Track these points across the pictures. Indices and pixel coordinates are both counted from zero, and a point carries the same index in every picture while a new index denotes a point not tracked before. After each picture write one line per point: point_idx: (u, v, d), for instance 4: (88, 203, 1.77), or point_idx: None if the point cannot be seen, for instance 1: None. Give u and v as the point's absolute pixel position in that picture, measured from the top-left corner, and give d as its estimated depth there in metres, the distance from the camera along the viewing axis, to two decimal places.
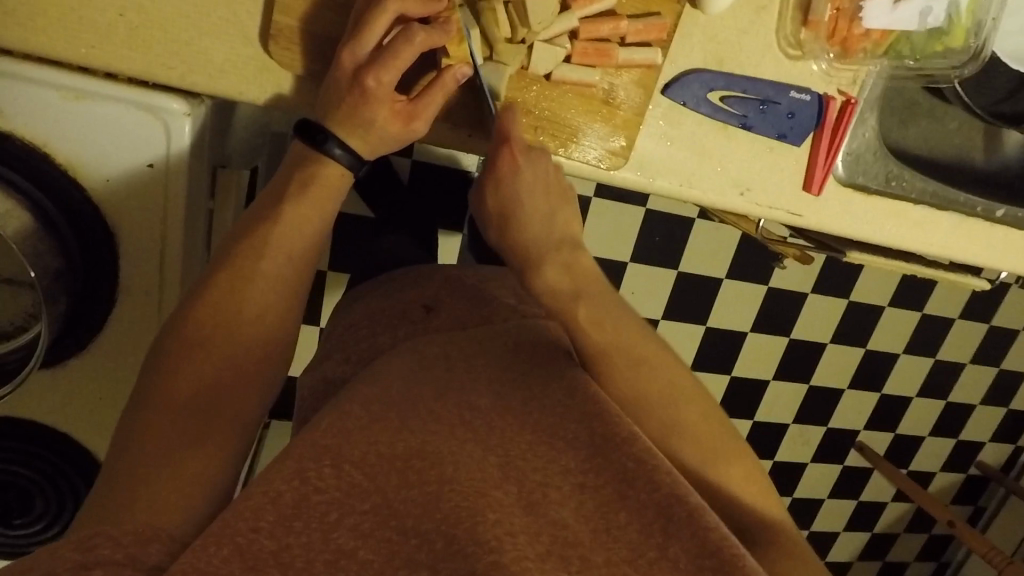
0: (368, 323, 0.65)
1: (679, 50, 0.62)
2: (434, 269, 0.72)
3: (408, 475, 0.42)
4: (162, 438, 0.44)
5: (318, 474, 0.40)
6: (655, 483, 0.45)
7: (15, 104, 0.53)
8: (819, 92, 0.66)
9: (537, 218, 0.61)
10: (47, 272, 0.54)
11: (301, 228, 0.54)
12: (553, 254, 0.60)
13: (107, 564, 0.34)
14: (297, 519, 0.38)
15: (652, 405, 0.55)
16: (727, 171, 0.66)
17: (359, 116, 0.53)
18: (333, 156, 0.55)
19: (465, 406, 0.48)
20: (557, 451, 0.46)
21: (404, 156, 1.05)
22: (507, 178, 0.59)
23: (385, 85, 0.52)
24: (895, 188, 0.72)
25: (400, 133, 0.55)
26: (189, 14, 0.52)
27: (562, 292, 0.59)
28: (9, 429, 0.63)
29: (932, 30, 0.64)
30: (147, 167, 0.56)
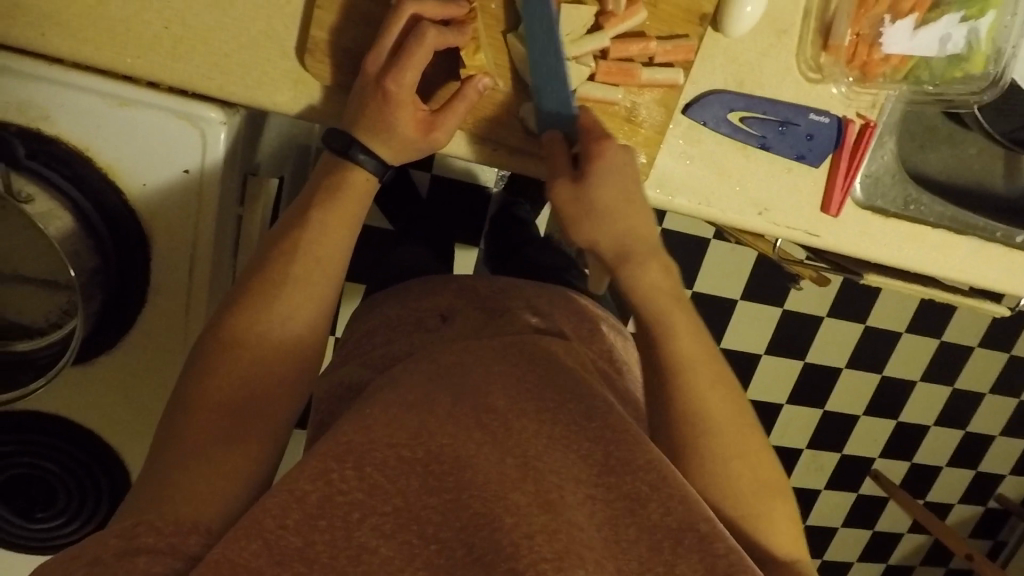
0: (387, 331, 0.67)
1: (699, 71, 0.63)
2: (454, 281, 0.73)
3: (428, 481, 0.43)
4: (197, 438, 0.47)
5: (341, 477, 0.42)
6: (667, 504, 0.45)
7: (62, 110, 0.56)
8: (839, 115, 0.67)
9: (637, 216, 0.57)
10: (84, 271, 0.56)
11: (325, 237, 0.55)
12: (657, 255, 0.58)
13: (151, 550, 0.39)
14: (322, 518, 0.40)
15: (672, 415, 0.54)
16: (746, 191, 0.67)
17: (384, 124, 0.55)
18: (360, 163, 0.56)
19: (483, 409, 0.48)
20: (569, 462, 0.47)
21: (424, 170, 1.07)
22: (616, 168, 0.57)
23: (406, 87, 0.54)
24: (912, 211, 0.72)
25: (423, 143, 0.57)
26: (230, 28, 0.55)
27: (664, 294, 0.57)
28: (36, 423, 0.65)
29: (951, 56, 0.65)
30: (182, 172, 0.58)
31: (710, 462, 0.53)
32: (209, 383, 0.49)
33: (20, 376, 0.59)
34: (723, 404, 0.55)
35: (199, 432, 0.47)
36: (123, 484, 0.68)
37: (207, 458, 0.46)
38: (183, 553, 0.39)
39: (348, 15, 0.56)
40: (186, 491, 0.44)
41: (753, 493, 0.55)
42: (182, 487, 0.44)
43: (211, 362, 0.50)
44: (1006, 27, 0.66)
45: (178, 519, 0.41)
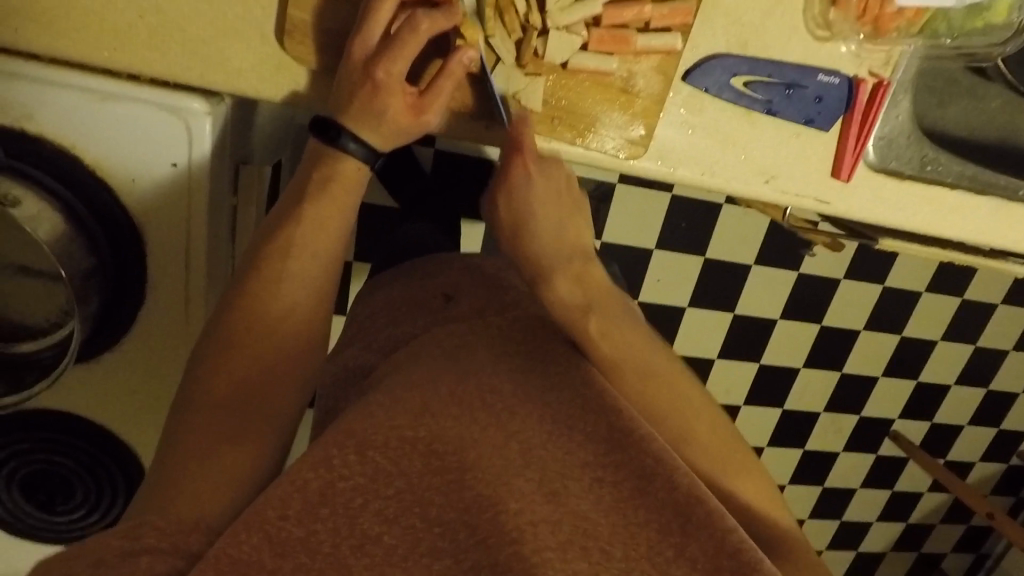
0: (389, 313, 0.66)
1: (700, 34, 0.59)
2: (455, 258, 0.72)
3: (430, 462, 0.43)
4: (194, 432, 0.47)
5: (342, 462, 0.42)
6: (672, 480, 0.45)
7: (44, 108, 0.54)
8: (848, 74, 0.63)
9: (543, 231, 0.59)
10: (79, 271, 0.55)
11: (318, 233, 0.55)
12: (566, 266, 0.58)
13: (151, 550, 0.38)
14: (323, 507, 0.40)
15: (660, 388, 0.55)
16: (753, 159, 0.65)
17: (373, 111, 0.53)
18: (349, 151, 0.55)
19: (489, 394, 0.48)
20: (577, 444, 0.47)
21: (426, 147, 1.05)
22: (516, 186, 0.59)
23: (396, 76, 0.52)
24: (929, 172, 0.69)
25: (414, 127, 0.55)
26: (208, 14, 0.53)
27: (575, 305, 0.57)
28: (46, 420, 0.66)
29: (971, 6, 0.61)
30: (171, 166, 0.57)
31: (692, 432, 0.54)
32: (206, 377, 0.49)
33: (26, 377, 0.60)
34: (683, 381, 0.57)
35: (200, 428, 0.47)
36: (137, 472, 0.69)
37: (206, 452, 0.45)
38: (184, 551, 0.38)
39: None
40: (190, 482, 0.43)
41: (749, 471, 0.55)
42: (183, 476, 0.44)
43: (213, 352, 0.50)
44: None
45: (183, 516, 0.41)
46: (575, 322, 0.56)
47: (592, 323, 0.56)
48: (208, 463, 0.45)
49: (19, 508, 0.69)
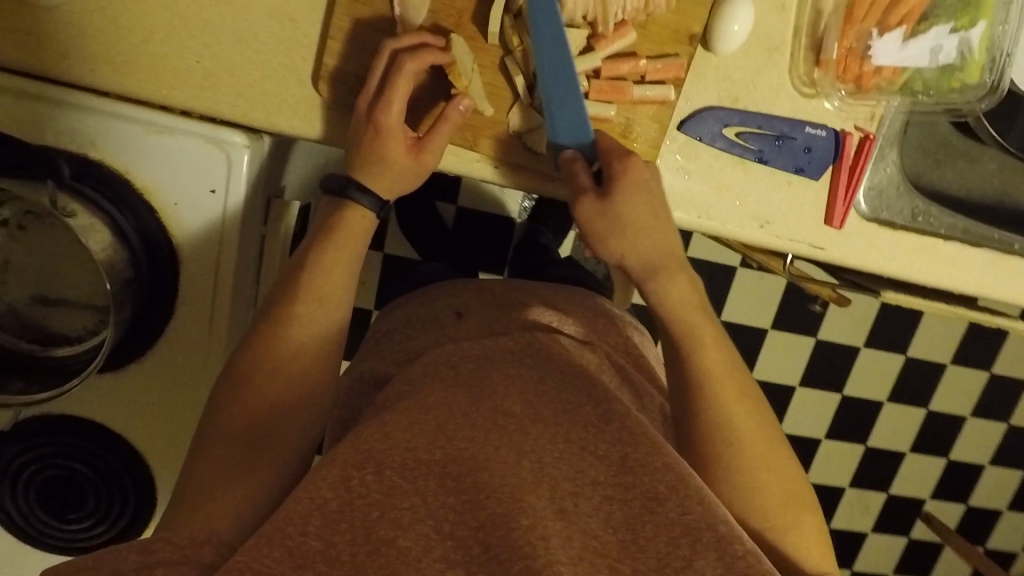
0: (406, 332, 0.70)
1: (693, 88, 0.65)
2: (472, 282, 0.76)
3: (445, 482, 0.46)
4: (219, 458, 0.52)
5: (360, 482, 0.45)
6: (685, 504, 0.47)
7: (105, 136, 0.62)
8: (835, 128, 0.67)
9: (651, 231, 0.61)
10: (118, 280, 0.60)
11: (329, 278, 0.59)
12: (678, 270, 0.62)
13: (166, 563, 0.43)
14: (342, 521, 0.43)
15: (746, 400, 0.60)
16: (747, 205, 0.69)
17: (377, 159, 0.59)
18: (355, 200, 0.60)
19: (501, 413, 0.51)
20: (587, 462, 0.49)
21: (450, 203, 1.20)
22: (639, 181, 0.60)
23: (393, 120, 0.58)
24: (921, 223, 0.72)
25: (415, 170, 0.60)
26: (255, 62, 0.60)
27: (690, 304, 0.62)
28: (68, 427, 0.69)
29: (944, 66, 0.65)
30: (209, 193, 0.64)
31: (747, 476, 0.58)
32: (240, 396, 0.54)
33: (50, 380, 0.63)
34: (758, 426, 0.60)
35: (221, 451, 0.52)
36: (148, 485, 0.71)
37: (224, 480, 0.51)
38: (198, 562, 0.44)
39: (357, 44, 0.60)
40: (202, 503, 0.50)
41: (783, 515, 0.58)
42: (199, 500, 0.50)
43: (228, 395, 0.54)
44: (999, 36, 0.66)
45: (194, 534, 0.46)
46: (683, 320, 0.62)
47: (704, 328, 0.62)
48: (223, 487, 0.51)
49: (34, 516, 0.71)
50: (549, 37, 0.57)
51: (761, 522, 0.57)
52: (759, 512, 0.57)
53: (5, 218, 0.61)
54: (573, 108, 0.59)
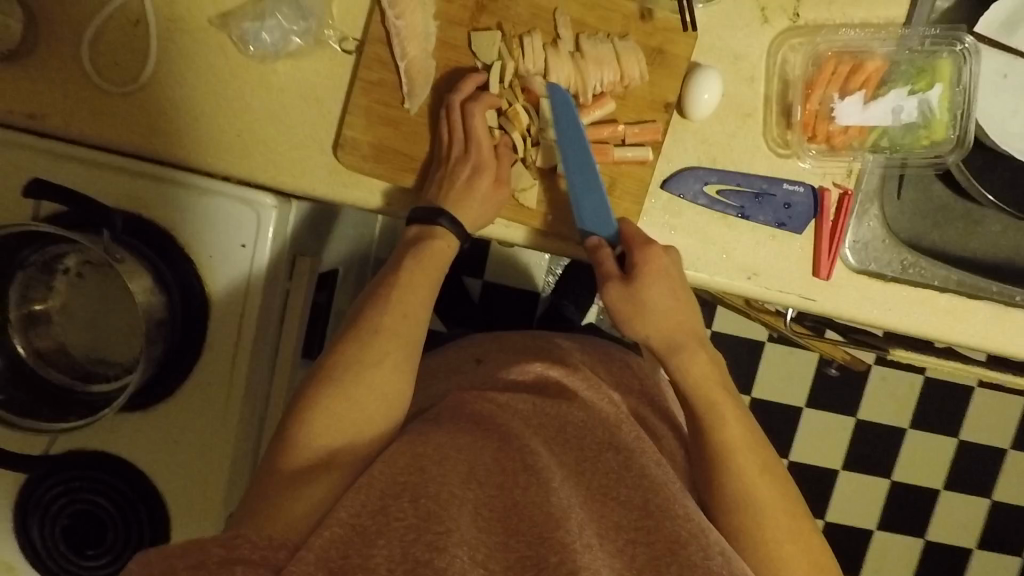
0: (430, 376, 0.75)
1: (672, 150, 0.71)
2: (485, 334, 0.82)
3: (477, 520, 0.49)
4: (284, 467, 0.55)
5: (397, 509, 0.46)
6: (706, 552, 0.51)
7: (152, 194, 0.70)
8: (813, 184, 0.71)
9: (669, 314, 0.66)
10: (152, 319, 0.67)
11: (397, 310, 0.63)
12: (698, 349, 0.67)
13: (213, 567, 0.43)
14: (380, 538, 0.44)
15: (764, 464, 0.63)
16: (733, 257, 0.72)
17: (466, 189, 0.66)
18: (445, 228, 0.66)
19: (526, 453, 0.55)
20: (609, 508, 0.54)
21: (476, 278, 1.28)
22: (656, 271, 0.65)
23: (484, 155, 0.66)
24: (912, 274, 0.73)
25: (496, 197, 0.67)
26: (284, 133, 0.70)
27: (713, 380, 0.66)
28: (97, 461, 0.73)
29: (907, 124, 0.71)
30: (240, 247, 0.71)
31: (764, 541, 0.60)
32: (327, 406, 0.57)
33: (71, 412, 0.68)
34: (774, 487, 0.62)
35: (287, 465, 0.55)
36: (162, 525, 0.74)
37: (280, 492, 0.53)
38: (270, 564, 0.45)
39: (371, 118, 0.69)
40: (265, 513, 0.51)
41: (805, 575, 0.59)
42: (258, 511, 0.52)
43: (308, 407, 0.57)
44: (957, 96, 0.71)
45: (273, 537, 0.48)
46: (702, 391, 0.65)
47: (723, 402, 0.65)
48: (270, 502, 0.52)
49: (56, 549, 0.75)
50: (566, 118, 0.66)
51: None
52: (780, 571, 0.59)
53: (66, 266, 0.70)
54: (596, 200, 0.66)
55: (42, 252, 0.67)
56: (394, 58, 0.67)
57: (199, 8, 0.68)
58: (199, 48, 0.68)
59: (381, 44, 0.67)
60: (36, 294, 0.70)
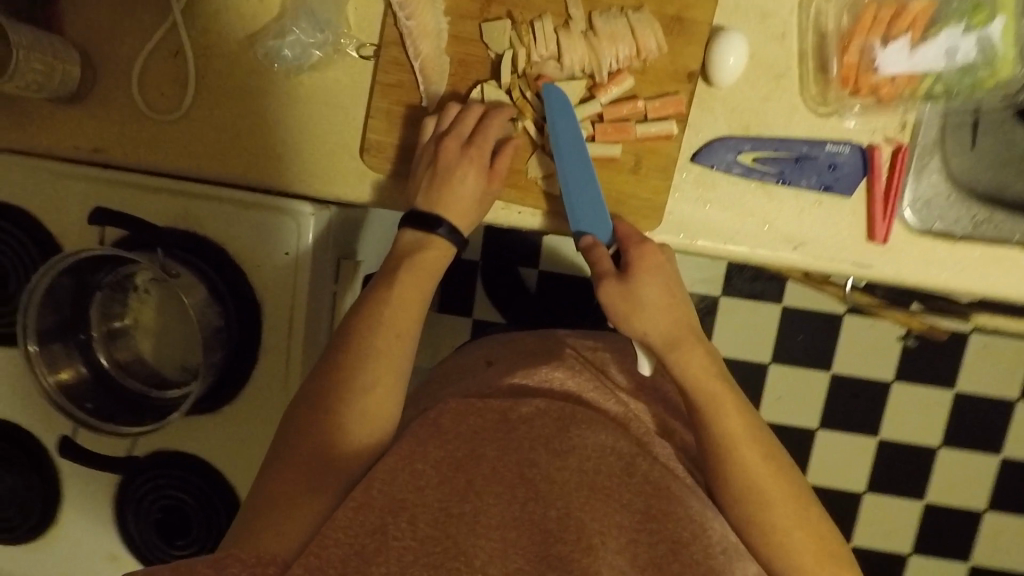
0: (441, 381, 0.78)
1: (701, 121, 0.67)
2: (495, 338, 0.84)
3: (476, 528, 0.49)
4: (282, 484, 0.58)
5: (395, 530, 0.49)
6: (706, 549, 0.52)
7: (204, 211, 0.75)
8: (860, 142, 0.66)
9: (668, 310, 0.64)
10: (210, 328, 0.74)
11: (400, 315, 0.64)
12: (696, 346, 0.64)
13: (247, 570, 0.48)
14: (378, 556, 0.48)
15: (767, 450, 0.62)
16: (777, 228, 0.67)
17: (443, 194, 0.66)
18: (443, 236, 0.66)
19: (525, 464, 0.54)
20: (613, 508, 0.53)
21: (531, 267, 1.26)
22: (652, 267, 0.64)
23: (482, 155, 0.66)
24: (985, 230, 0.67)
25: (489, 197, 0.67)
26: (314, 143, 0.73)
27: (709, 376, 0.63)
28: (179, 460, 0.80)
29: (964, 66, 0.65)
30: (284, 255, 0.75)
31: (771, 529, 0.59)
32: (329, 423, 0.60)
33: (147, 416, 0.75)
34: (777, 475, 0.61)
35: (287, 482, 0.58)
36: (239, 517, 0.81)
37: (289, 503, 0.57)
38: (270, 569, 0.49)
39: (392, 119, 0.70)
40: (268, 524, 0.56)
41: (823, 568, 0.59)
42: (264, 522, 0.56)
43: (305, 422, 0.60)
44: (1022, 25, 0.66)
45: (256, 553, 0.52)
46: (701, 387, 0.63)
47: (721, 398, 0.63)
48: (285, 511, 0.56)
49: (150, 539, 0.82)
50: (561, 108, 0.65)
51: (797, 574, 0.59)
52: (791, 560, 0.59)
53: (136, 285, 0.77)
54: (591, 195, 0.64)
55: (114, 273, 0.75)
56: (409, 59, 0.68)
57: (228, 34, 0.72)
58: (232, 71, 0.72)
59: (396, 46, 0.69)
60: (114, 310, 0.77)
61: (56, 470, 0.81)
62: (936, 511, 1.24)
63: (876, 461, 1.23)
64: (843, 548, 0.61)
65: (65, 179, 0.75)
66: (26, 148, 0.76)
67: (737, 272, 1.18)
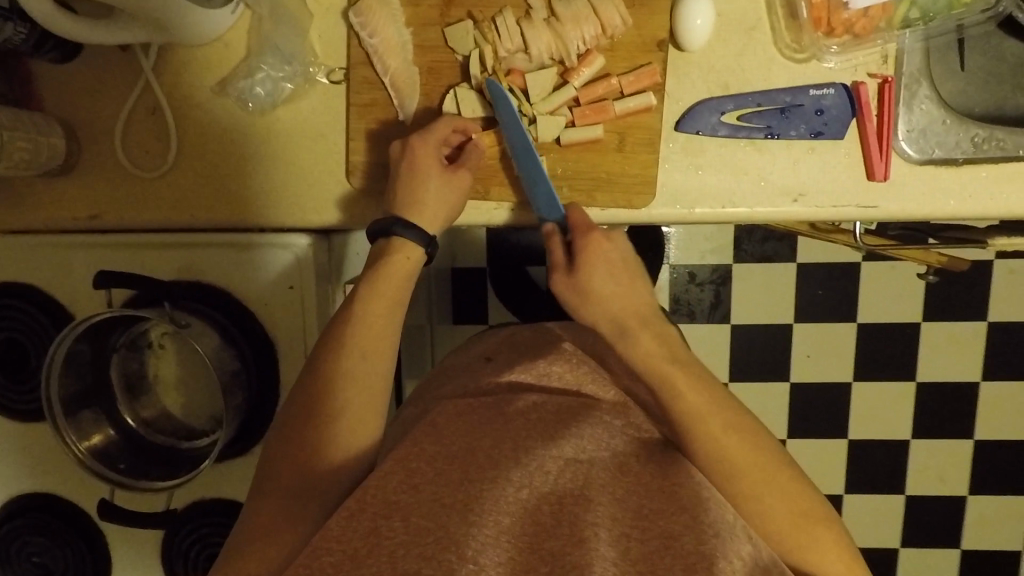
0: (442, 378, 0.78)
1: (679, 88, 0.66)
2: (493, 332, 0.86)
3: (470, 516, 0.49)
4: (269, 511, 0.55)
5: (388, 529, 0.49)
6: (701, 537, 0.50)
7: (205, 259, 0.76)
8: (844, 82, 0.65)
9: (620, 296, 0.65)
10: (228, 372, 0.74)
11: (377, 320, 0.62)
12: (649, 326, 0.64)
13: None
14: (370, 558, 0.47)
15: (733, 421, 0.61)
16: (773, 182, 0.66)
17: (421, 199, 0.65)
18: (402, 235, 0.64)
19: (523, 454, 0.56)
20: (607, 500, 0.53)
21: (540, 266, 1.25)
22: (597, 257, 0.65)
23: (431, 154, 0.65)
24: (989, 149, 0.64)
25: (450, 192, 0.65)
26: (299, 174, 0.73)
27: (662, 357, 0.63)
28: (222, 507, 0.81)
29: None
30: (289, 289, 0.75)
31: (747, 499, 0.59)
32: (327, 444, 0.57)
33: (181, 468, 0.76)
34: (747, 445, 0.61)
35: (271, 509, 0.55)
36: None
37: (278, 528, 0.54)
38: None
39: (371, 138, 0.70)
40: (254, 553, 0.53)
41: (807, 531, 0.58)
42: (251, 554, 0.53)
43: (294, 440, 0.58)
44: None
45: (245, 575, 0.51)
46: (657, 370, 0.63)
47: (680, 377, 0.62)
48: (261, 542, 0.54)
49: None
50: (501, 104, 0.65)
51: (781, 540, 0.58)
52: (770, 528, 0.58)
53: (150, 341, 0.78)
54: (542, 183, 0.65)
55: (127, 332, 0.76)
56: (378, 75, 0.69)
57: (199, 82, 0.73)
58: (209, 117, 0.73)
59: (364, 66, 0.69)
60: (134, 370, 0.78)
61: (103, 533, 0.82)
62: (985, 446, 1.21)
63: (915, 404, 1.21)
64: (824, 504, 0.61)
65: (67, 250, 0.77)
66: (24, 228, 0.77)
67: (745, 236, 1.16)
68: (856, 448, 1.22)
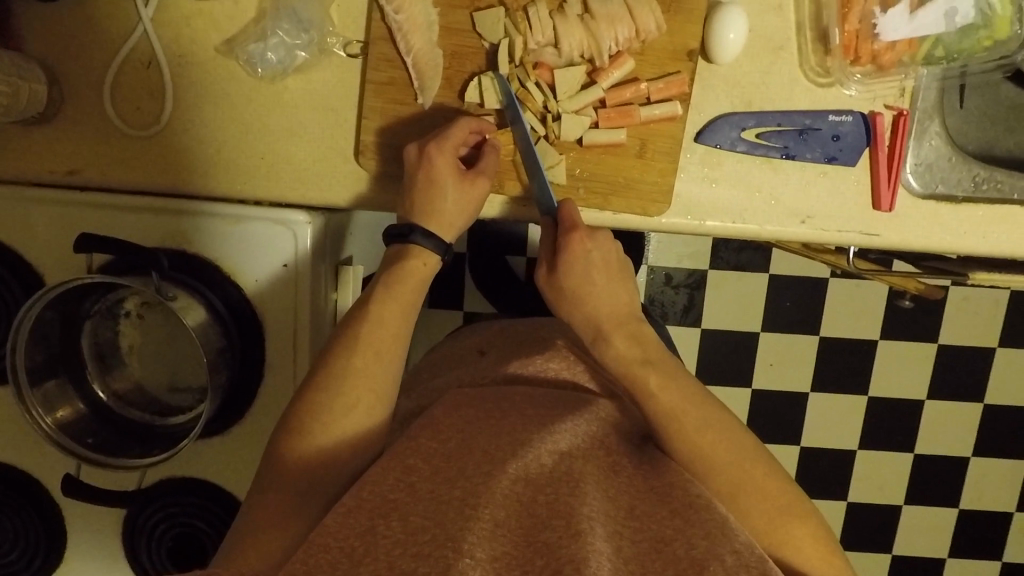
0: (437, 369, 0.77)
1: (702, 100, 0.66)
2: (489, 324, 0.85)
3: (465, 511, 0.48)
4: (267, 502, 0.55)
5: (385, 527, 0.47)
6: (690, 540, 0.50)
7: (194, 228, 0.71)
8: (862, 111, 0.66)
9: (599, 296, 0.65)
10: (213, 350, 0.70)
11: (387, 317, 0.60)
12: (622, 328, 0.65)
13: None
14: (366, 556, 0.46)
15: (709, 417, 0.62)
16: (784, 203, 0.67)
17: (438, 197, 0.63)
18: (420, 243, 0.63)
19: (519, 444, 0.55)
20: (602, 500, 0.53)
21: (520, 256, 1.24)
22: (579, 256, 0.64)
23: (451, 157, 0.63)
24: (986, 190, 0.67)
25: (469, 198, 0.64)
26: (304, 148, 0.70)
27: (632, 360, 0.63)
28: (193, 487, 0.77)
29: (963, 27, 0.66)
30: (282, 266, 0.72)
31: (730, 495, 0.60)
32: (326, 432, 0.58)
33: (155, 446, 0.72)
34: (728, 442, 0.61)
35: (270, 505, 0.55)
36: None
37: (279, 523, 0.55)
38: None
39: (385, 119, 0.68)
40: (252, 547, 0.53)
41: (783, 525, 0.59)
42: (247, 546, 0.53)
43: (291, 432, 0.57)
44: None
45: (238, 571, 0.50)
46: (630, 373, 0.63)
47: (652, 378, 0.62)
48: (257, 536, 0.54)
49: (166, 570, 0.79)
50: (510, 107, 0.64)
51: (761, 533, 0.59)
52: (750, 521, 0.59)
53: (127, 311, 0.73)
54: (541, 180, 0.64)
55: (102, 299, 0.71)
56: (399, 54, 0.66)
57: (203, 39, 0.68)
58: (211, 77, 0.69)
59: (385, 42, 0.66)
60: (106, 339, 0.74)
61: (57, 506, 0.78)
62: (928, 462, 1.28)
63: (869, 418, 1.26)
64: (809, 501, 0.61)
65: (40, 205, 0.71)
66: None
67: (722, 244, 1.20)
68: (812, 457, 1.28)
